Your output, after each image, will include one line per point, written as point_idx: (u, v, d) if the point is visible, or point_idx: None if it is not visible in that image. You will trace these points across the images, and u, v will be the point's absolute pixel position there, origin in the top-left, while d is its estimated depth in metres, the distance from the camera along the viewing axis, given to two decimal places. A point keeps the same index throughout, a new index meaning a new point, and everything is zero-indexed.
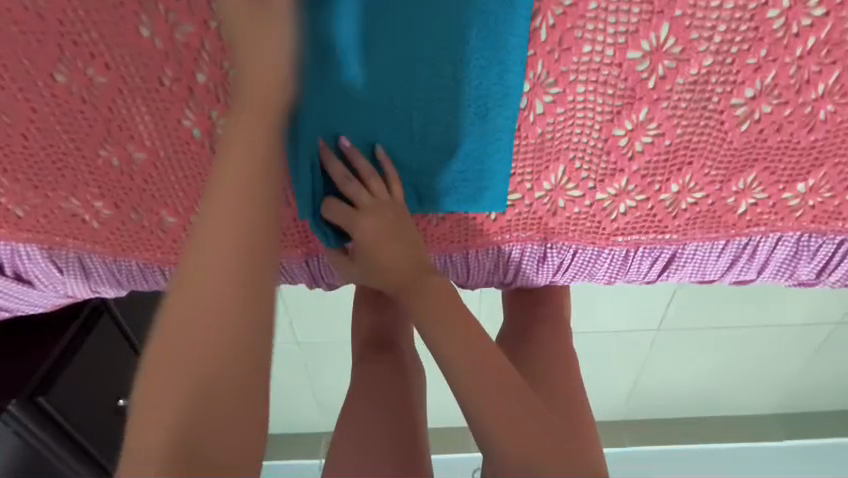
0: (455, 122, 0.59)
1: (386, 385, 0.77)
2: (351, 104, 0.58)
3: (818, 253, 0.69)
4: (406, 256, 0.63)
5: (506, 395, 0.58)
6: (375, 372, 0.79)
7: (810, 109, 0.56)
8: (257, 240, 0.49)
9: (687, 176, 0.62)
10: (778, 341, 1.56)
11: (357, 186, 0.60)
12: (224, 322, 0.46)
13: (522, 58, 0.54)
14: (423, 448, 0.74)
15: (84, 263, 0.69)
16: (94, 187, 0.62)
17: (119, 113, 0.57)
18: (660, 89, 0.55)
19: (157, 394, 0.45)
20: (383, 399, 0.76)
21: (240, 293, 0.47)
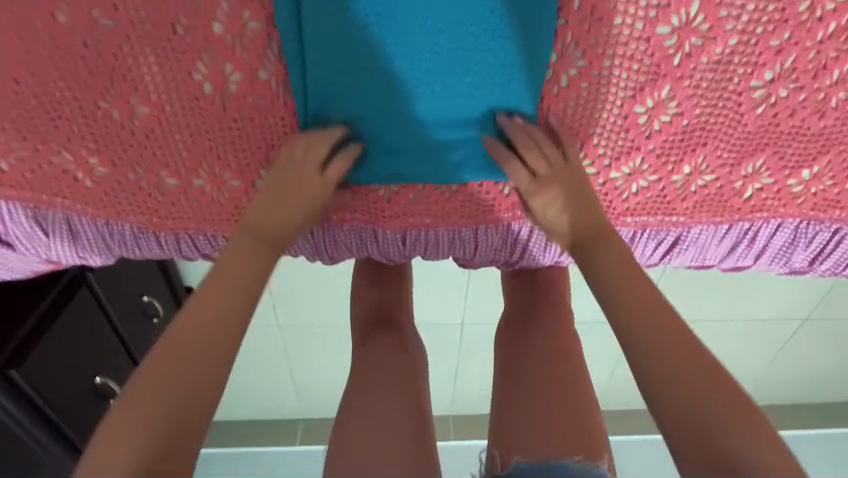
0: (479, 93, 0.58)
1: (388, 375, 0.75)
2: (372, 69, 0.55)
3: (814, 241, 0.71)
4: (587, 210, 0.59)
5: (689, 365, 0.50)
6: (378, 355, 0.77)
7: (823, 96, 0.58)
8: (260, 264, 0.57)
9: (699, 158, 0.63)
10: (750, 336, 1.62)
11: (532, 157, 0.58)
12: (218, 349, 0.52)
13: (552, 26, 0.55)
14: (430, 439, 0.71)
15: (72, 225, 0.64)
16: (91, 141, 0.59)
17: (125, 61, 0.55)
18: (685, 66, 0.56)
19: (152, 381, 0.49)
20: (389, 382, 0.74)
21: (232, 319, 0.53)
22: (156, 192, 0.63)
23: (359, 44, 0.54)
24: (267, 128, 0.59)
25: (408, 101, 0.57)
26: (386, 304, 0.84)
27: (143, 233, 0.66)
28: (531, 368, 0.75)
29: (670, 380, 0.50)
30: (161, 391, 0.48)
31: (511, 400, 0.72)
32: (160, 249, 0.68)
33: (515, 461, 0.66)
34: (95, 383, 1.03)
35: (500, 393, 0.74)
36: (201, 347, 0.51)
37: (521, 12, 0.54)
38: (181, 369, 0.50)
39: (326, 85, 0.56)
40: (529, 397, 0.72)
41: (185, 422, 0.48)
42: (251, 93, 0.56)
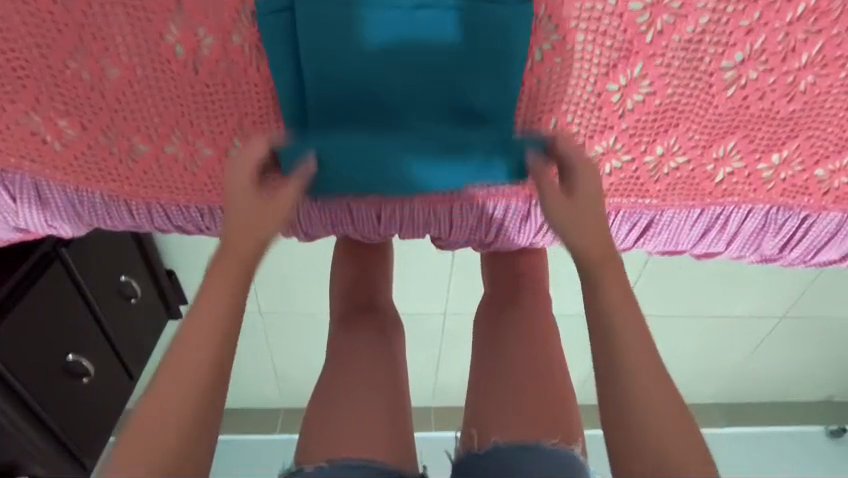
0: (466, 136, 0.60)
1: (365, 357, 0.72)
2: (363, 114, 0.59)
3: (783, 227, 0.72)
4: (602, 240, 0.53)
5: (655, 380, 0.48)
6: (356, 338, 0.74)
7: (793, 79, 0.60)
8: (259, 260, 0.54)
9: (672, 139, 0.63)
10: (726, 332, 1.64)
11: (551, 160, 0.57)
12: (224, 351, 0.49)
13: (527, 22, 0.57)
14: (406, 424, 0.70)
15: (40, 192, 0.63)
16: (60, 103, 0.58)
17: (97, 20, 0.55)
18: (656, 45, 0.58)
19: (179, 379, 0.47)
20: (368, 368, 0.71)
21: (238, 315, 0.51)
22: (127, 159, 0.62)
23: (348, 89, 0.58)
24: (239, 92, 0.59)
25: (396, 146, 0.59)
26: (364, 287, 0.82)
27: (113, 202, 0.65)
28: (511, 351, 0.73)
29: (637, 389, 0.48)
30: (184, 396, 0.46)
31: (491, 385, 0.70)
32: (132, 219, 0.67)
33: (493, 443, 0.64)
34: (67, 360, 1.02)
35: (476, 381, 0.72)
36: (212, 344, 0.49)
37: (496, 55, 0.58)
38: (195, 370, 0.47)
39: (317, 128, 0.60)
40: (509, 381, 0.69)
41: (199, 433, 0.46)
42: (224, 57, 0.57)
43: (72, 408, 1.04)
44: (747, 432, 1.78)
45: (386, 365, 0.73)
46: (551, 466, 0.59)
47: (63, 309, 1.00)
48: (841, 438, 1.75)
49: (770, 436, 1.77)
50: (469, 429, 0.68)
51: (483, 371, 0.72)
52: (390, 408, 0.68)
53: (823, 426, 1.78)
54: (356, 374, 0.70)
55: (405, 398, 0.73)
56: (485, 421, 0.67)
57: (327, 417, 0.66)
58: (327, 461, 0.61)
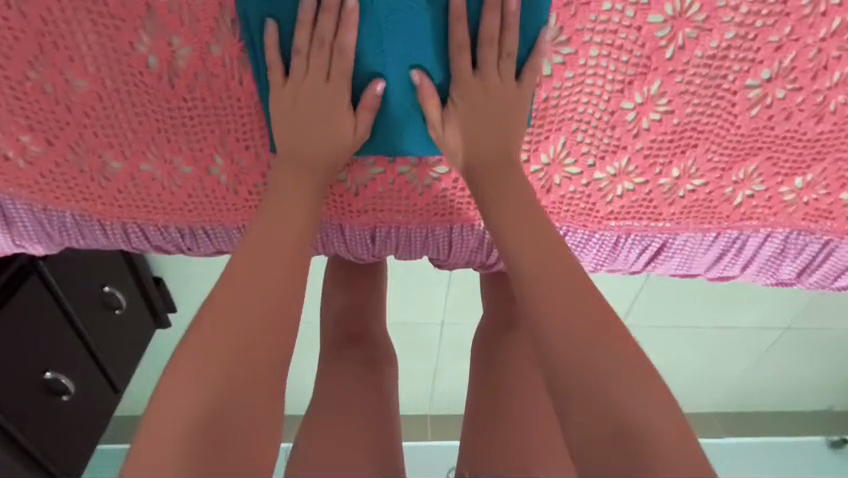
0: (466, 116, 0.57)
1: (354, 389, 0.68)
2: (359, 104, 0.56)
3: (803, 252, 0.68)
4: (499, 124, 0.56)
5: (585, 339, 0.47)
6: (346, 374, 0.69)
7: (822, 99, 0.55)
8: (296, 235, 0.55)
9: (689, 160, 0.59)
10: (730, 343, 1.60)
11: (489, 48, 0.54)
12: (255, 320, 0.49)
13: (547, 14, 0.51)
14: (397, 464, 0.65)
15: (6, 210, 0.58)
16: (22, 117, 0.53)
17: (57, 26, 0.49)
18: (677, 60, 0.53)
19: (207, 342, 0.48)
20: (356, 402, 0.66)
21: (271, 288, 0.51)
22: (99, 177, 0.57)
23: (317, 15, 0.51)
24: (221, 107, 0.54)
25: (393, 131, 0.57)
26: (357, 311, 0.76)
27: (86, 221, 0.60)
28: (514, 385, 0.67)
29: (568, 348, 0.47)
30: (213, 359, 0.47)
31: (493, 427, 0.64)
32: (107, 239, 0.62)
33: None
34: (46, 378, 0.97)
35: (474, 419, 0.66)
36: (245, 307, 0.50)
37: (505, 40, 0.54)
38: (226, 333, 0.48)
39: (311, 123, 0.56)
40: (512, 420, 0.64)
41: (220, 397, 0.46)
42: (203, 70, 0.52)
43: (53, 429, 0.99)
44: (750, 442, 1.75)
45: (379, 406, 0.68)
46: None
47: (41, 326, 0.95)
48: (843, 448, 1.72)
49: (774, 449, 1.73)
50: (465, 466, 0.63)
51: (480, 406, 0.67)
52: (379, 453, 0.63)
53: (825, 435, 1.75)
54: (349, 418, 0.65)
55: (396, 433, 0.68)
56: (481, 457, 0.63)
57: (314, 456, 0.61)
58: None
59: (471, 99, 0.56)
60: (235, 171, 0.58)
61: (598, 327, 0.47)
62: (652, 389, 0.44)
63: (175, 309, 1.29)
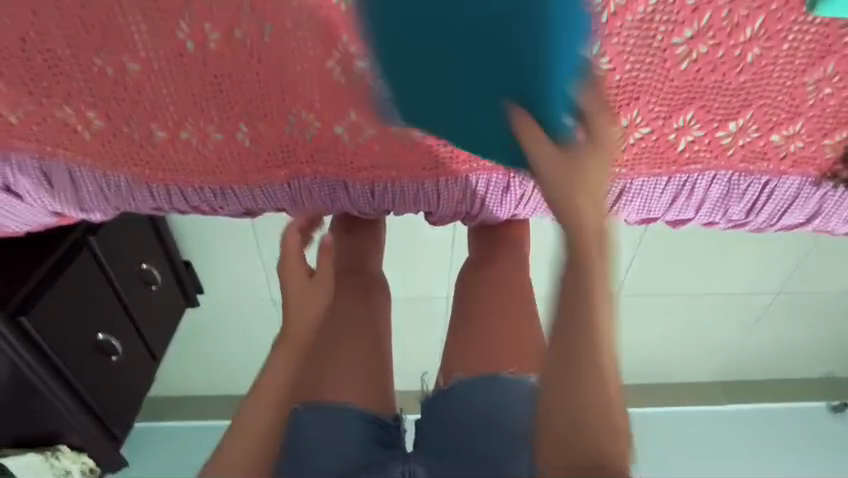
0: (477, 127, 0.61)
1: (351, 315, 0.80)
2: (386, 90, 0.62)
3: (747, 192, 0.78)
4: (589, 182, 0.52)
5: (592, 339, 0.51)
6: (345, 305, 0.81)
7: (740, 52, 0.66)
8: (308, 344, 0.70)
9: (634, 111, 0.70)
10: (725, 308, 1.65)
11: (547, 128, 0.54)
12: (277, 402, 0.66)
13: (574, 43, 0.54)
14: (388, 379, 0.77)
15: (74, 177, 0.72)
16: (88, 96, 0.66)
17: (116, 21, 0.61)
18: (611, 24, 0.64)
19: (251, 415, 0.65)
20: (350, 323, 0.79)
21: (290, 381, 0.68)
22: (147, 145, 0.70)
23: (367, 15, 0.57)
24: (246, 80, 0.66)
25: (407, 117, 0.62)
26: (354, 254, 0.89)
27: (137, 185, 0.74)
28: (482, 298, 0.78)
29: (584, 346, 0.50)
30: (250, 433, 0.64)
31: (473, 336, 0.74)
32: (153, 201, 0.76)
33: (456, 379, 0.71)
34: (98, 339, 1.10)
35: (455, 333, 0.76)
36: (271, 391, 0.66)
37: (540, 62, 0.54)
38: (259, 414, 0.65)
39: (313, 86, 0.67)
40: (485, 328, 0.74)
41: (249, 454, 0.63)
42: (229, 51, 0.64)
43: (103, 385, 1.13)
44: (754, 408, 1.75)
45: (370, 330, 0.79)
46: (480, 394, 0.69)
47: (93, 293, 1.09)
48: (844, 412, 1.73)
49: (778, 414, 1.74)
50: (442, 368, 0.75)
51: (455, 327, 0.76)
52: (374, 367, 0.76)
53: (826, 401, 1.76)
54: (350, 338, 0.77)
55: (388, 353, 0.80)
56: (451, 359, 0.74)
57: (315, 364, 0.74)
58: (299, 405, 0.72)
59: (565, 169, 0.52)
60: (257, 135, 0.70)
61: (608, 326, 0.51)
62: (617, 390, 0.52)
63: (204, 291, 1.44)
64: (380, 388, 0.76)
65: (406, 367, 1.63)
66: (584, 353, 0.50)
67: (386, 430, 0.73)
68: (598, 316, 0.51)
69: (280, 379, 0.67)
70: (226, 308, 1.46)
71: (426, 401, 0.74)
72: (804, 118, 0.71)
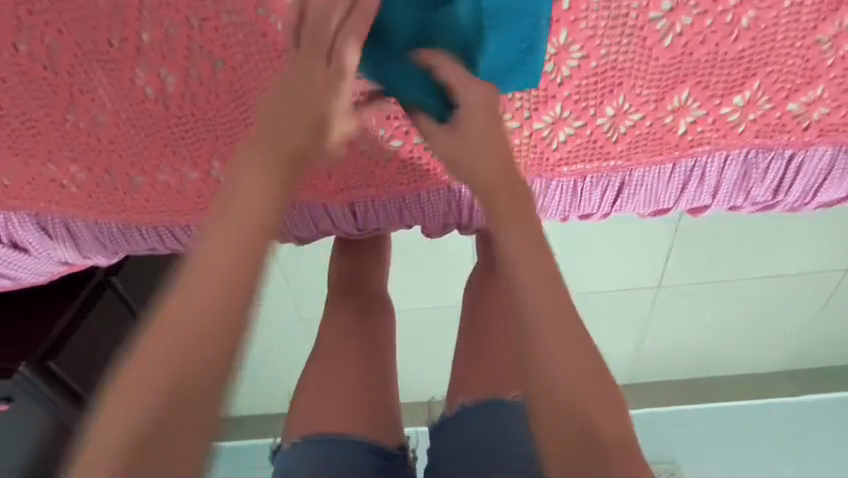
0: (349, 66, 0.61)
1: (352, 336, 0.78)
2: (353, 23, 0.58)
3: (769, 171, 0.69)
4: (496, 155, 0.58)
5: (550, 326, 0.48)
6: (346, 326, 0.79)
7: (732, 17, 0.58)
8: (253, 261, 0.52)
9: (620, 97, 0.64)
10: (792, 293, 1.43)
11: (461, 90, 0.58)
12: (196, 337, 0.48)
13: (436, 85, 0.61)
14: (391, 400, 0.76)
15: (70, 228, 0.75)
16: (67, 151, 0.68)
17: (78, 77, 0.63)
18: (575, 9, 0.58)
19: (149, 364, 0.47)
20: (353, 341, 0.78)
21: (214, 308, 0.49)
22: (129, 191, 0.71)
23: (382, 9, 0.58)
24: (209, 119, 0.66)
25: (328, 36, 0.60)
26: (357, 273, 0.87)
27: (128, 229, 0.75)
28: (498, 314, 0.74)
29: (544, 335, 0.48)
30: (150, 388, 0.46)
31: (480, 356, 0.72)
32: (146, 241, 0.77)
33: (461, 404, 0.68)
34: None
35: (462, 353, 0.74)
36: (191, 327, 0.48)
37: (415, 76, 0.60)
38: (164, 360, 0.47)
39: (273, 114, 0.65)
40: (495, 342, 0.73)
41: (151, 408, 0.45)
42: (187, 91, 0.63)
43: None
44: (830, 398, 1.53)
45: (373, 352, 0.78)
46: (481, 417, 0.65)
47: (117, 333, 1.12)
48: None
49: None
50: (447, 394, 0.72)
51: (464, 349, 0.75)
52: (373, 392, 0.74)
53: None
54: (349, 358, 0.76)
55: (390, 376, 0.79)
56: (457, 386, 0.71)
57: (309, 387, 0.73)
58: (300, 438, 0.69)
59: (470, 135, 0.59)
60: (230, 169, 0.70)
61: (560, 313, 0.49)
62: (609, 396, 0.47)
63: None
64: (376, 411, 0.73)
65: (437, 375, 1.59)
66: (539, 339, 0.48)
67: (387, 460, 0.69)
68: (536, 303, 0.49)
69: (200, 304, 0.49)
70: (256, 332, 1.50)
71: (433, 427, 0.70)
72: (824, 80, 0.62)
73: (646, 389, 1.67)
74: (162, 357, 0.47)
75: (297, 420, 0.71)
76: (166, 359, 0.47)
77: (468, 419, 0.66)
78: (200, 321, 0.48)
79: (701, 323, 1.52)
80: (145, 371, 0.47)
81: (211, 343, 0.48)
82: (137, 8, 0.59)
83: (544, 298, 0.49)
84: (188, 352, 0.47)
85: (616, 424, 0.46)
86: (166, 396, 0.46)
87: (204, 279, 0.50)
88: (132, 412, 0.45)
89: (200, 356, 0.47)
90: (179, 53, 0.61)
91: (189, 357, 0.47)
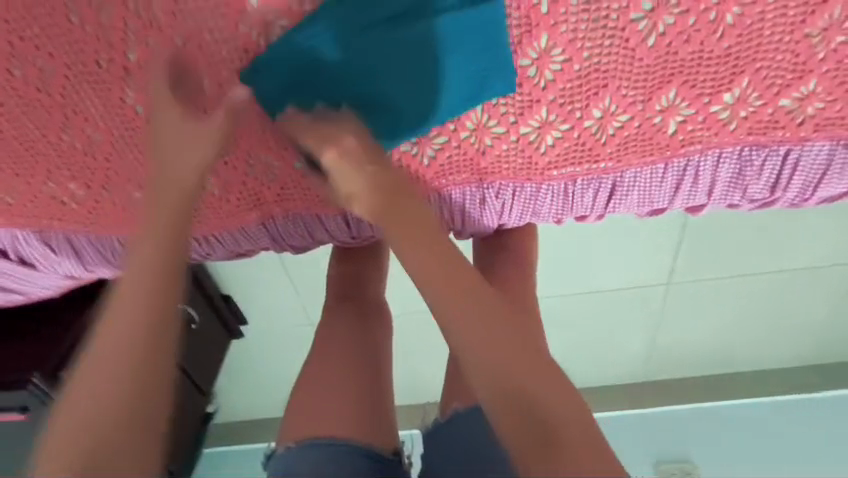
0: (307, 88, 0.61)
1: (348, 341, 0.79)
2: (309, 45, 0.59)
3: (764, 168, 0.68)
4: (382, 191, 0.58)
5: (473, 340, 0.50)
6: (342, 331, 0.80)
7: (715, 14, 0.57)
8: (165, 281, 0.57)
9: (606, 99, 0.63)
10: (808, 288, 1.38)
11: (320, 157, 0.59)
12: (119, 355, 0.53)
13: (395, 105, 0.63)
14: (388, 404, 0.77)
15: (73, 243, 0.78)
16: (65, 170, 0.70)
17: (71, 98, 0.65)
18: (554, 13, 0.58)
19: (85, 386, 0.53)
20: (348, 347, 0.78)
21: (138, 327, 0.55)
22: (127, 206, 0.73)
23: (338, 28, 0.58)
24: None
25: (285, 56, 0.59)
26: (353, 280, 0.88)
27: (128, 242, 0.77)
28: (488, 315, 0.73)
29: (474, 348, 0.50)
30: (89, 407, 0.51)
31: None
32: None
33: (455, 409, 0.68)
34: None
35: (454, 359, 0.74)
36: (112, 344, 0.54)
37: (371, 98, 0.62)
38: (99, 380, 0.52)
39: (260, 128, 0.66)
40: None
41: (95, 425, 0.51)
42: None
43: None
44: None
45: (368, 357, 0.79)
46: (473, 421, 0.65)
47: None
48: None
49: None
50: (441, 401, 0.73)
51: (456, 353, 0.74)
52: (369, 397, 0.75)
53: None
54: (344, 363, 0.77)
55: (386, 382, 0.79)
56: (452, 391, 0.71)
57: (304, 397, 0.73)
58: (293, 441, 0.70)
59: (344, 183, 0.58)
60: (223, 183, 0.72)
61: (484, 324, 0.50)
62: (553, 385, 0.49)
63: (246, 323, 1.50)
64: (373, 416, 0.74)
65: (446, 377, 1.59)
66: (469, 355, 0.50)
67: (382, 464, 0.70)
68: (455, 322, 0.51)
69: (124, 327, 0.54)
70: (266, 336, 1.52)
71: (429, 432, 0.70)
72: (816, 74, 0.60)
73: (660, 387, 1.63)
74: (95, 379, 0.53)
75: (291, 424, 0.72)
76: (99, 380, 0.53)
77: (462, 422, 0.66)
78: (122, 341, 0.54)
79: (715, 321, 1.48)
80: (82, 397, 0.52)
81: (134, 359, 0.53)
82: (123, 30, 0.60)
83: (464, 309, 0.51)
84: (116, 370, 0.53)
85: (565, 408, 0.48)
86: (99, 414, 0.51)
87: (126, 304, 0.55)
88: (75, 432, 0.50)
89: (126, 371, 0.53)
90: (165, 71, 0.62)
91: (118, 376, 0.53)
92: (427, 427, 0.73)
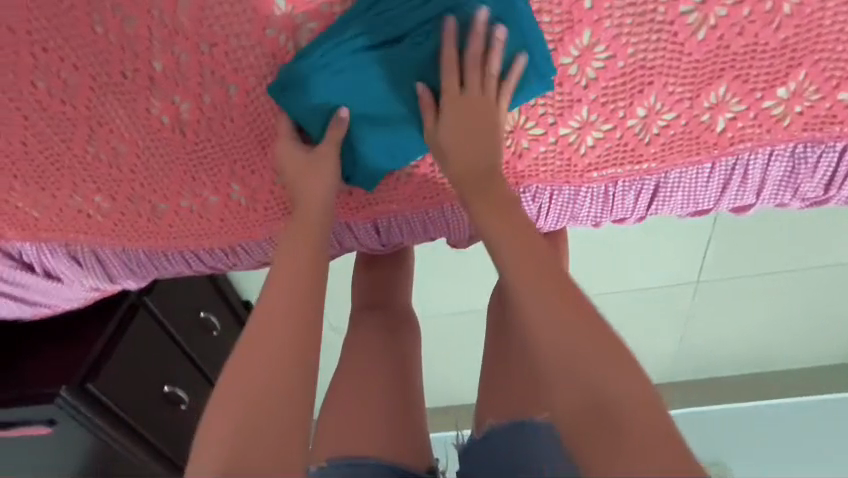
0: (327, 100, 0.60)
1: (376, 354, 0.76)
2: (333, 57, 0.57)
3: (820, 166, 0.63)
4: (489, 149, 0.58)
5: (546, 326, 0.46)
6: (369, 342, 0.77)
7: (771, 5, 0.55)
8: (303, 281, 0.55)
9: (651, 97, 0.60)
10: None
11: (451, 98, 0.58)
12: (258, 350, 0.51)
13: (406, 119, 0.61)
14: (418, 420, 0.74)
15: (99, 256, 0.76)
16: (91, 183, 0.69)
17: (96, 109, 0.64)
18: (598, 8, 0.56)
19: (233, 382, 0.49)
20: (377, 361, 0.76)
21: (279, 326, 0.52)
22: (153, 217, 0.71)
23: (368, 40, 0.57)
24: (226, 142, 0.65)
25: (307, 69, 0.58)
26: (379, 288, 0.85)
27: (153, 253, 0.74)
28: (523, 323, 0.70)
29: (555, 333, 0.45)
30: (234, 411, 0.47)
31: (501, 372, 0.69)
32: (172, 265, 0.77)
33: (489, 425, 0.66)
34: (165, 391, 1.17)
35: (484, 376, 0.71)
36: (258, 341, 0.51)
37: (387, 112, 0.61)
38: (238, 380, 0.49)
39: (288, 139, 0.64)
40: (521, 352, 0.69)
41: (229, 426, 0.47)
42: (202, 116, 0.63)
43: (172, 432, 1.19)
44: None
45: (397, 371, 0.76)
46: (512, 437, 0.62)
47: (151, 351, 1.15)
48: None
49: None
50: (475, 414, 0.70)
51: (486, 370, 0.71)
52: (398, 414, 0.72)
53: None
54: (372, 378, 0.74)
55: (416, 396, 0.76)
56: (484, 405, 0.69)
57: (335, 413, 0.71)
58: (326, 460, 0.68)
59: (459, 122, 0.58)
60: (250, 192, 0.68)
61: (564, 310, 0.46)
62: (634, 379, 0.43)
63: None
64: (404, 433, 0.71)
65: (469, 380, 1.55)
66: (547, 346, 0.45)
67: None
68: (536, 308, 0.47)
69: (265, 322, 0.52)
70: None
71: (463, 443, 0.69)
72: None
73: (690, 387, 1.58)
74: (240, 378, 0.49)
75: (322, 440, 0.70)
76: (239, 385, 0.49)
77: (497, 439, 0.63)
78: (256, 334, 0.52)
79: (750, 319, 1.42)
80: (226, 395, 0.49)
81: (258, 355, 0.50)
82: (148, 39, 0.59)
83: (548, 296, 0.47)
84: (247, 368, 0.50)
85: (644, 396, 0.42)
86: (237, 415, 0.47)
87: (277, 298, 0.53)
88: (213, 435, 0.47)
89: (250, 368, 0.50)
90: (192, 78, 0.60)
91: (245, 370, 0.50)
92: (461, 444, 0.69)
